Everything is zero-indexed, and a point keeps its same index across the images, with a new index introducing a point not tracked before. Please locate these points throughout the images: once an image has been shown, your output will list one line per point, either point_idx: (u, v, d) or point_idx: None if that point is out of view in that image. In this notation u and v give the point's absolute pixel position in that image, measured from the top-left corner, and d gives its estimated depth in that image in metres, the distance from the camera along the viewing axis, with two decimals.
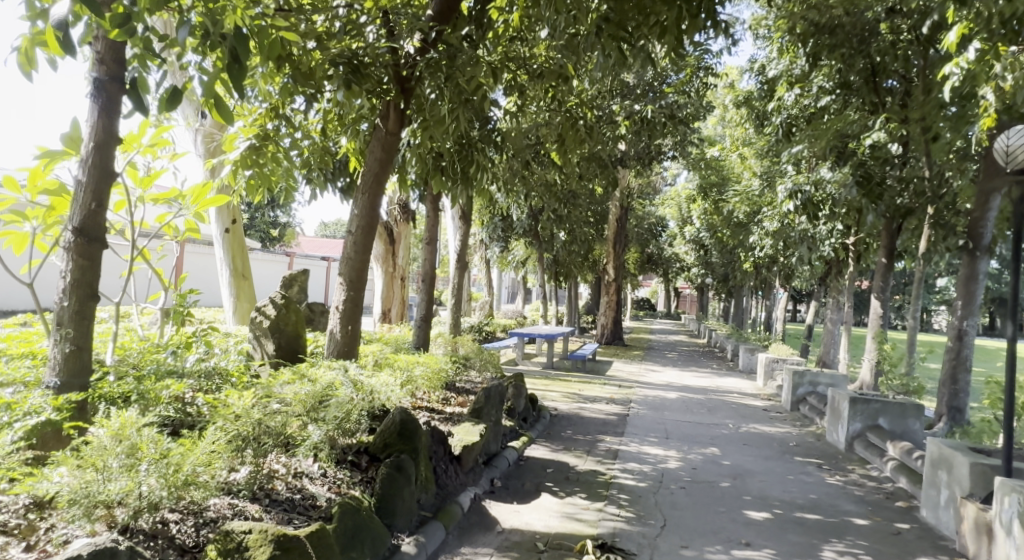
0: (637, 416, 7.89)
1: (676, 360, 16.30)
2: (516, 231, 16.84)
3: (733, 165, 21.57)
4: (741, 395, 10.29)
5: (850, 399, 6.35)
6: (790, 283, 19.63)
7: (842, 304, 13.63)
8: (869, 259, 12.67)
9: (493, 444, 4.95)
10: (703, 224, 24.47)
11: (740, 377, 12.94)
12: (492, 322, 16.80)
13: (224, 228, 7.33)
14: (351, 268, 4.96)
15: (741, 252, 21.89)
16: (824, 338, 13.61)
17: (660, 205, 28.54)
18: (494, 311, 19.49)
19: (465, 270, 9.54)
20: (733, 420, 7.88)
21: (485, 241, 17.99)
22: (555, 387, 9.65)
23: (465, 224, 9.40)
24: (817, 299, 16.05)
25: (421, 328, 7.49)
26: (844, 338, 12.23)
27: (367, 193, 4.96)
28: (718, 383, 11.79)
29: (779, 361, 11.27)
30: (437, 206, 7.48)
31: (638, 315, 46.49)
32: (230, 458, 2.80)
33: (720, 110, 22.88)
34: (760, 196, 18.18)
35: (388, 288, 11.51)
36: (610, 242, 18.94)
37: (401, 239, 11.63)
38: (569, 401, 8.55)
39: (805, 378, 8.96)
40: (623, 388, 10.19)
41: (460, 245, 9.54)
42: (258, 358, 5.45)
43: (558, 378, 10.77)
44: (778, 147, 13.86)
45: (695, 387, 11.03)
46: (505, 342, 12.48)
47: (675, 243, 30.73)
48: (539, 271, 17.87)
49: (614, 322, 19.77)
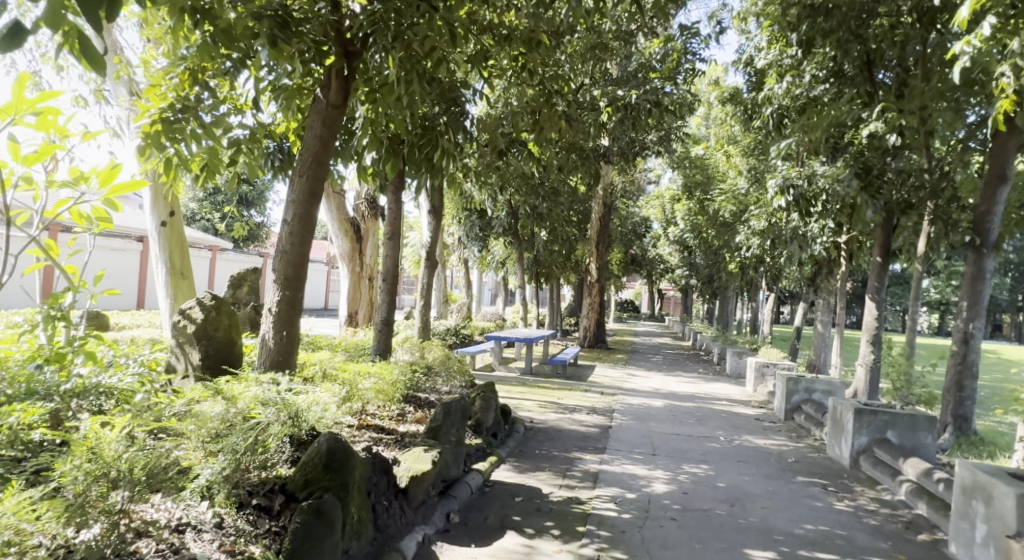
0: (620, 428, 7.23)
1: (661, 364, 15.71)
2: (495, 229, 16.16)
3: (719, 164, 21.11)
4: (731, 402, 9.67)
5: (855, 410, 5.73)
6: (777, 284, 19.15)
7: (833, 305, 13.11)
8: (862, 258, 12.15)
9: (454, 469, 4.25)
10: (687, 225, 23.97)
11: (728, 382, 12.34)
12: (469, 325, 16.08)
13: (160, 221, 6.57)
14: (287, 264, 4.25)
15: (727, 252, 21.42)
16: (815, 341, 13.07)
17: (644, 205, 28.05)
18: (473, 313, 18.78)
19: (436, 269, 8.82)
20: (725, 432, 7.24)
21: (463, 240, 17.28)
22: (532, 395, 8.96)
23: (436, 218, 8.71)
24: (805, 301, 15.54)
25: (382, 332, 6.75)
26: (836, 342, 11.68)
27: (303, 175, 4.25)
28: (706, 389, 11.17)
29: (769, 365, 10.68)
30: (399, 196, 6.79)
31: (621, 318, 46.02)
32: (67, 517, 2.10)
33: (704, 108, 22.44)
34: (747, 195, 17.68)
35: (356, 289, 10.78)
36: (593, 242, 18.32)
37: (369, 236, 10.90)
38: (547, 411, 7.87)
39: (800, 385, 8.34)
40: (606, 395, 9.52)
41: (431, 242, 8.82)
42: (181, 371, 4.67)
43: (536, 385, 10.07)
44: (767, 143, 13.31)
45: (682, 394, 10.40)
46: (481, 346, 11.77)
47: (659, 244, 30.25)
48: (518, 272, 17.19)
49: (597, 324, 19.14)
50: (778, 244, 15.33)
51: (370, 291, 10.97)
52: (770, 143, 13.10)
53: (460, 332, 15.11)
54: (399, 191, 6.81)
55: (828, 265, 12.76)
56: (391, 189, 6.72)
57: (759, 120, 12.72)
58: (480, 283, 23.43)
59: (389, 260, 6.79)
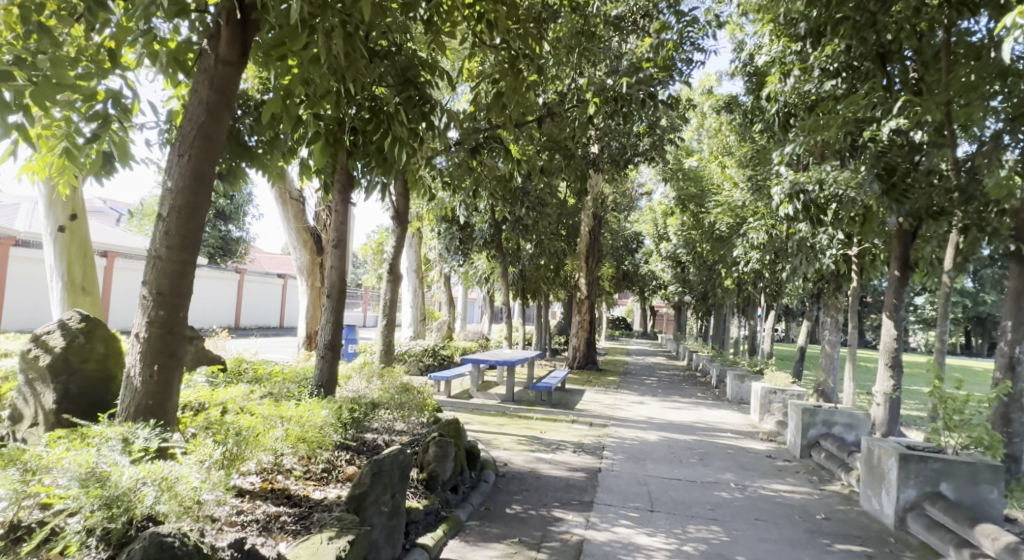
0: (611, 471, 6.12)
1: (656, 387, 14.60)
2: (476, 242, 15.12)
3: (713, 176, 20.24)
4: (736, 435, 8.58)
5: (899, 457, 4.65)
6: (776, 300, 18.17)
7: (842, 324, 12.11)
8: (875, 273, 11.16)
9: (387, 553, 3.14)
10: (681, 240, 23.03)
11: (730, 408, 11.26)
12: (449, 345, 14.96)
13: (55, 227, 5.47)
14: (161, 272, 3.14)
15: (722, 268, 20.49)
16: (822, 363, 12.02)
17: (637, 220, 27.12)
18: (456, 332, 17.66)
19: (401, 284, 7.72)
20: (734, 476, 6.15)
21: (443, 254, 16.23)
22: (511, 428, 7.86)
23: (401, 225, 7.65)
24: (809, 319, 14.53)
25: (326, 361, 5.62)
26: (848, 365, 10.63)
27: (185, 154, 3.17)
28: (706, 418, 10.08)
29: (776, 392, 9.63)
30: (348, 201, 5.72)
31: (613, 336, 45.02)
32: None
33: (697, 119, 21.70)
34: (745, 207, 16.76)
35: (315, 307, 9.62)
36: (582, 256, 17.35)
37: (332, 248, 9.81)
38: (526, 450, 6.76)
39: (818, 417, 7.25)
40: (595, 427, 8.42)
41: (395, 251, 7.71)
42: (30, 417, 3.58)
43: (517, 415, 8.96)
44: (769, 149, 12.38)
45: (680, 424, 9.32)
46: (458, 369, 10.67)
47: (651, 260, 29.33)
48: (502, 288, 16.14)
49: (587, 344, 18.01)
50: (780, 258, 14.34)
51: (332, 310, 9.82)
52: (773, 149, 12.18)
53: (438, 354, 13.99)
54: (349, 193, 5.77)
55: (835, 281, 11.76)
56: (338, 191, 5.66)
57: (761, 124, 11.80)
58: (466, 300, 22.35)
59: (334, 273, 5.66)
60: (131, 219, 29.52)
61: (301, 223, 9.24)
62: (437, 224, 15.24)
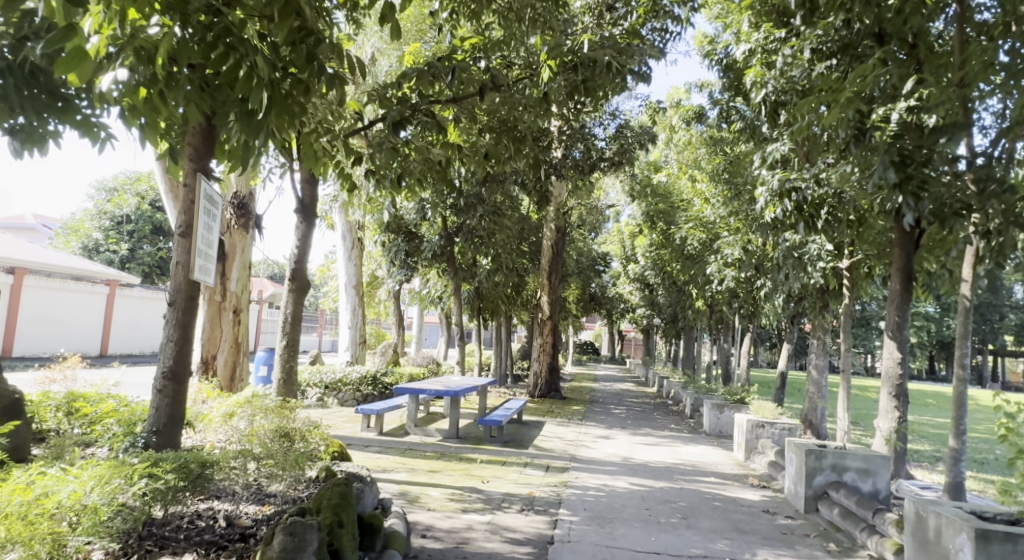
0: (566, 542, 4.59)
1: (625, 417, 13.18)
2: (425, 256, 13.53)
3: (684, 192, 19.21)
4: (723, 480, 7.13)
5: (970, 533, 3.26)
6: (752, 322, 16.94)
7: (830, 347, 10.84)
8: (868, 292, 9.96)
9: None
10: (649, 260, 21.88)
11: (709, 444, 9.82)
12: (394, 371, 13.29)
13: None
14: None
15: (693, 288, 19.27)
16: (809, 391, 10.72)
17: (604, 239, 25.90)
18: (405, 357, 16.06)
19: (308, 295, 6.12)
20: (728, 545, 4.68)
21: (388, 271, 14.63)
22: (446, 478, 6.28)
23: (306, 218, 6.14)
24: (790, 342, 13.28)
25: (164, 397, 4.01)
26: (840, 391, 9.31)
27: None
28: (682, 457, 8.65)
29: (764, 426, 8.27)
30: (206, 174, 4.18)
31: (581, 361, 43.62)
32: None
33: (666, 133, 20.65)
34: (719, 223, 15.65)
35: (214, 325, 7.93)
36: (545, 273, 15.97)
37: (236, 254, 8.09)
38: (458, 509, 5.20)
39: (825, 461, 5.77)
40: (552, 473, 6.90)
41: (299, 250, 6.13)
42: None
43: (458, 458, 7.37)
44: (751, 154, 11.25)
45: (654, 465, 7.83)
46: (394, 400, 9.08)
47: (619, 282, 28.12)
48: (455, 308, 14.56)
49: (549, 369, 16.43)
50: (759, 275, 13.13)
51: (235, 330, 8.09)
52: (755, 153, 11.04)
53: (378, 382, 12.39)
54: (210, 165, 4.24)
55: (821, 298, 10.49)
56: (190, 158, 4.10)
57: (737, 126, 10.66)
58: (421, 323, 20.78)
59: (179, 270, 4.04)
60: (63, 235, 27.45)
61: None
62: (383, 235, 13.74)
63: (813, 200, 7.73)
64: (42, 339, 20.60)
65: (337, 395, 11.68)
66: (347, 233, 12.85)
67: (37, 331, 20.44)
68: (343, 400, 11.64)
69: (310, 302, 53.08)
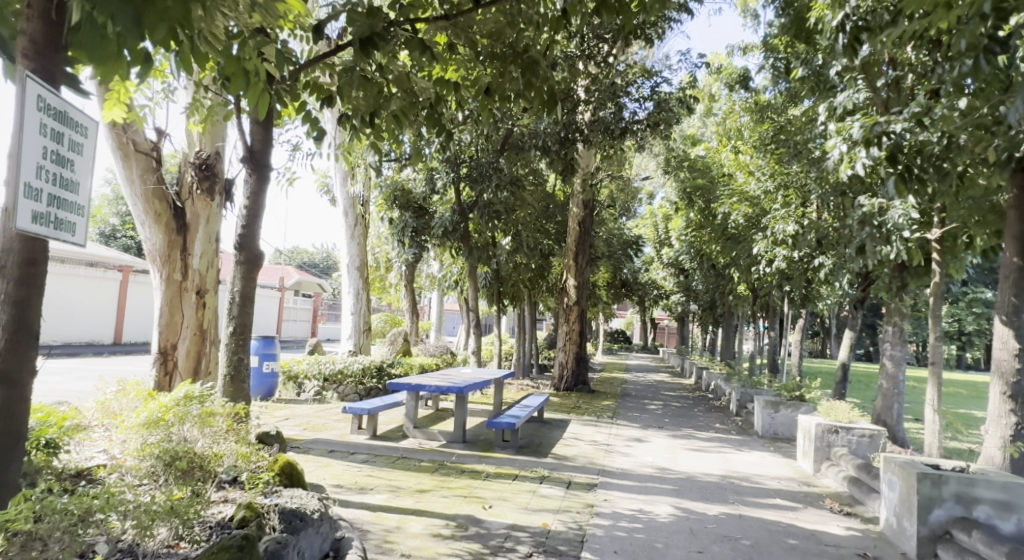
0: None
1: (661, 414, 11.69)
2: (435, 233, 12.06)
3: (724, 166, 17.53)
4: (793, 503, 5.65)
5: None
6: (803, 309, 15.26)
7: (909, 335, 9.24)
8: (961, 269, 8.26)
9: None
10: (685, 244, 20.25)
11: (766, 451, 8.30)
12: (402, 361, 11.98)
13: None
14: None
15: (734, 272, 17.64)
16: (883, 387, 9.39)
17: (637, 221, 24.31)
18: (418, 345, 14.75)
19: (259, 270, 4.80)
20: None
21: (397, 251, 13.29)
22: (436, 501, 4.92)
23: (255, 172, 4.79)
24: (853, 329, 11.61)
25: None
26: (929, 389, 7.74)
27: None
28: (734, 467, 7.14)
29: (837, 432, 6.85)
30: (53, 78, 2.74)
31: (611, 350, 42.10)
32: None
33: (704, 103, 18.96)
34: (765, 197, 14.00)
35: (174, 309, 6.66)
36: (572, 253, 14.52)
37: (198, 226, 6.79)
38: (444, 554, 3.85)
39: (946, 491, 4.23)
40: (576, 494, 5.51)
41: (248, 211, 4.79)
42: None
43: (460, 471, 6.03)
44: (813, 110, 9.59)
45: (703, 481, 6.36)
46: (392, 397, 7.77)
47: (652, 268, 26.50)
48: (471, 292, 13.18)
49: (576, 360, 14.92)
50: (817, 252, 11.48)
51: (199, 315, 6.81)
52: (817, 108, 9.40)
53: (384, 374, 11.11)
54: (61, 66, 2.81)
55: (898, 277, 9.04)
56: (23, 54, 2.65)
57: (797, 73, 9.02)
58: (441, 310, 19.47)
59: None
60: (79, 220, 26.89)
61: (150, 183, 6.43)
62: (390, 211, 12.44)
63: (912, 148, 5.99)
64: (52, 327, 19.89)
65: (337, 389, 10.45)
66: (348, 207, 11.60)
67: (46, 319, 19.74)
68: (344, 394, 10.42)
69: (335, 291, 52.46)
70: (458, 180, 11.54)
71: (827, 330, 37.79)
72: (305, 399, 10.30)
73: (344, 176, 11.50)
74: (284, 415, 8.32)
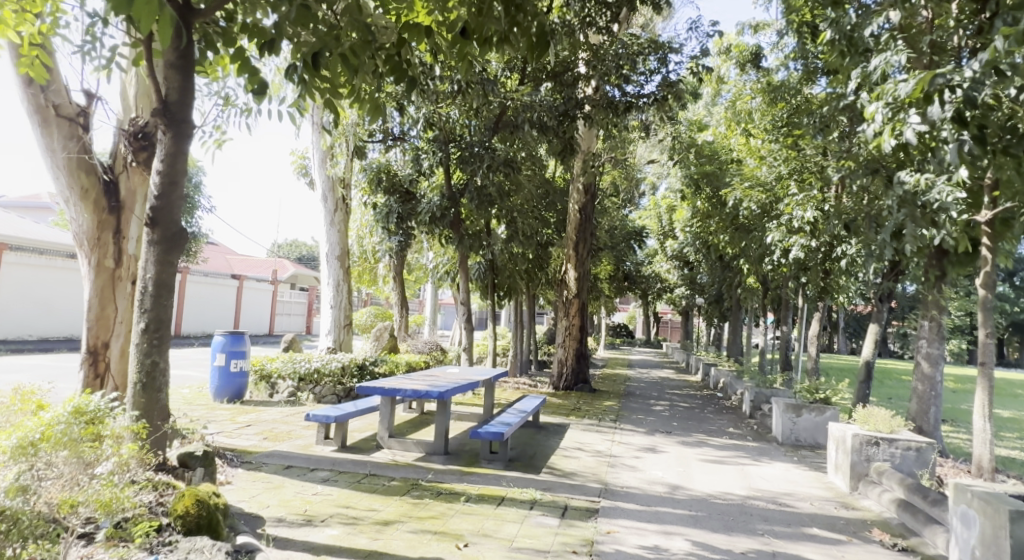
0: None
1: (669, 417, 10.74)
2: (422, 219, 11.08)
3: (733, 151, 16.58)
4: (833, 535, 4.71)
5: None
6: (819, 303, 14.32)
7: (948, 330, 8.33)
8: (1011, 257, 7.31)
9: None
10: (689, 235, 19.33)
11: (789, 462, 7.35)
12: (387, 359, 11.03)
13: None
14: None
15: (743, 263, 16.69)
16: (916, 389, 8.45)
17: (641, 211, 23.34)
18: (407, 342, 13.79)
19: (183, 249, 3.84)
20: None
21: (381, 240, 12.31)
22: (399, 539, 3.97)
23: (172, 127, 3.77)
24: (877, 325, 10.65)
25: None
26: (978, 393, 6.81)
27: None
28: (756, 484, 6.19)
29: (877, 444, 5.91)
30: None
31: (613, 345, 41.21)
32: None
33: (712, 87, 18.01)
34: (778, 183, 13.06)
35: (105, 302, 5.65)
36: (572, 242, 13.58)
37: (133, 204, 5.78)
38: None
39: None
40: (575, 524, 4.56)
41: (165, 177, 3.79)
42: None
43: (436, 493, 5.08)
44: (841, 81, 8.60)
45: (722, 503, 5.42)
46: (366, 402, 6.82)
47: (655, 261, 25.56)
48: (463, 284, 12.21)
49: (577, 356, 13.96)
50: (839, 240, 10.56)
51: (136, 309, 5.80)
52: (844, 77, 8.41)
53: (366, 373, 10.15)
54: None
55: (937, 265, 8.11)
56: None
57: (823, 37, 8.04)
58: (434, 303, 18.50)
59: None
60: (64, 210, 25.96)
61: (74, 151, 5.34)
62: (374, 196, 11.46)
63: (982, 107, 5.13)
64: (28, 320, 18.92)
65: (313, 390, 9.48)
66: (327, 191, 10.64)
67: (21, 312, 18.75)
68: (321, 395, 9.47)
69: None
70: (447, 161, 10.60)
71: (834, 326, 36.83)
72: (278, 401, 9.36)
73: (322, 156, 10.61)
74: (247, 421, 7.39)
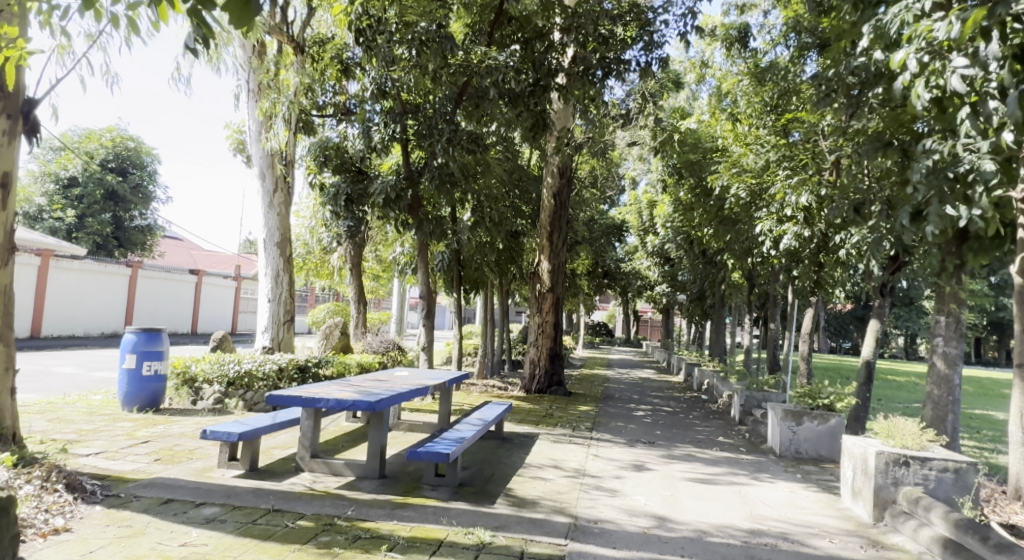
0: None
1: (651, 424, 9.61)
2: (374, 202, 9.86)
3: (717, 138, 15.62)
4: None
5: None
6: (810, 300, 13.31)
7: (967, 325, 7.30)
8: None
9: None
10: (671, 230, 18.34)
11: (793, 481, 6.25)
12: (335, 360, 9.79)
13: None
14: None
15: (727, 257, 15.67)
16: (930, 393, 7.40)
17: (621, 204, 22.30)
18: (364, 341, 12.53)
19: None
20: None
21: (332, 227, 11.06)
22: None
23: None
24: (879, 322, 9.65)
25: None
26: (1014, 394, 5.79)
27: None
28: (760, 513, 5.06)
29: (906, 464, 4.81)
30: None
31: (591, 344, 40.19)
32: None
33: (695, 72, 17.01)
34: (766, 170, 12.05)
35: None
36: (546, 232, 12.45)
37: None
38: None
39: None
40: None
41: None
42: None
43: (351, 538, 3.87)
44: (845, 45, 7.58)
45: (721, 542, 4.28)
46: (285, 415, 5.57)
47: (636, 257, 24.55)
48: (423, 276, 11.01)
49: (549, 356, 12.80)
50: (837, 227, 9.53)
51: None
52: (851, 38, 7.37)
53: (307, 376, 8.90)
54: None
55: (955, 252, 7.11)
56: None
57: None
58: (399, 300, 17.24)
59: None
60: None
61: None
62: (322, 175, 10.20)
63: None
64: None
65: (243, 396, 8.22)
66: (265, 168, 9.41)
67: None
68: (252, 402, 8.21)
69: None
70: (402, 135, 9.38)
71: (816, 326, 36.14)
72: (201, 409, 8.05)
73: (260, 128, 9.36)
74: (145, 436, 6.10)
